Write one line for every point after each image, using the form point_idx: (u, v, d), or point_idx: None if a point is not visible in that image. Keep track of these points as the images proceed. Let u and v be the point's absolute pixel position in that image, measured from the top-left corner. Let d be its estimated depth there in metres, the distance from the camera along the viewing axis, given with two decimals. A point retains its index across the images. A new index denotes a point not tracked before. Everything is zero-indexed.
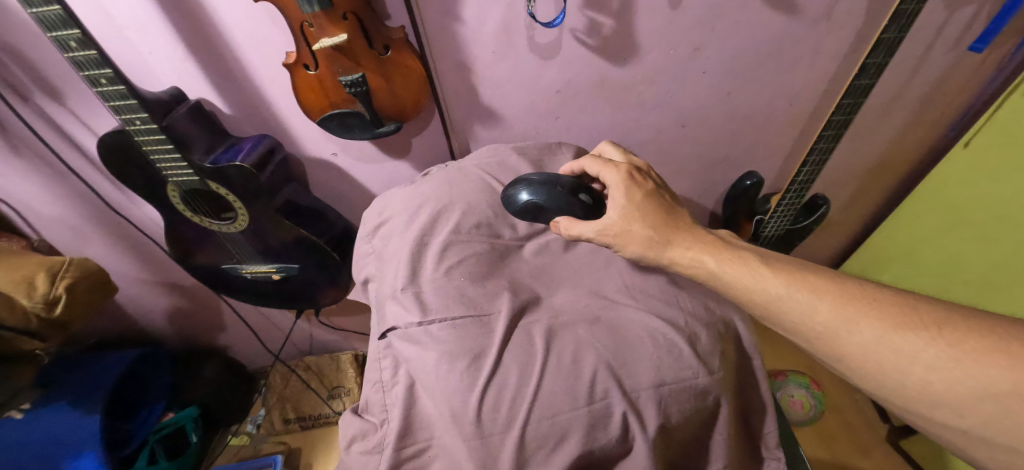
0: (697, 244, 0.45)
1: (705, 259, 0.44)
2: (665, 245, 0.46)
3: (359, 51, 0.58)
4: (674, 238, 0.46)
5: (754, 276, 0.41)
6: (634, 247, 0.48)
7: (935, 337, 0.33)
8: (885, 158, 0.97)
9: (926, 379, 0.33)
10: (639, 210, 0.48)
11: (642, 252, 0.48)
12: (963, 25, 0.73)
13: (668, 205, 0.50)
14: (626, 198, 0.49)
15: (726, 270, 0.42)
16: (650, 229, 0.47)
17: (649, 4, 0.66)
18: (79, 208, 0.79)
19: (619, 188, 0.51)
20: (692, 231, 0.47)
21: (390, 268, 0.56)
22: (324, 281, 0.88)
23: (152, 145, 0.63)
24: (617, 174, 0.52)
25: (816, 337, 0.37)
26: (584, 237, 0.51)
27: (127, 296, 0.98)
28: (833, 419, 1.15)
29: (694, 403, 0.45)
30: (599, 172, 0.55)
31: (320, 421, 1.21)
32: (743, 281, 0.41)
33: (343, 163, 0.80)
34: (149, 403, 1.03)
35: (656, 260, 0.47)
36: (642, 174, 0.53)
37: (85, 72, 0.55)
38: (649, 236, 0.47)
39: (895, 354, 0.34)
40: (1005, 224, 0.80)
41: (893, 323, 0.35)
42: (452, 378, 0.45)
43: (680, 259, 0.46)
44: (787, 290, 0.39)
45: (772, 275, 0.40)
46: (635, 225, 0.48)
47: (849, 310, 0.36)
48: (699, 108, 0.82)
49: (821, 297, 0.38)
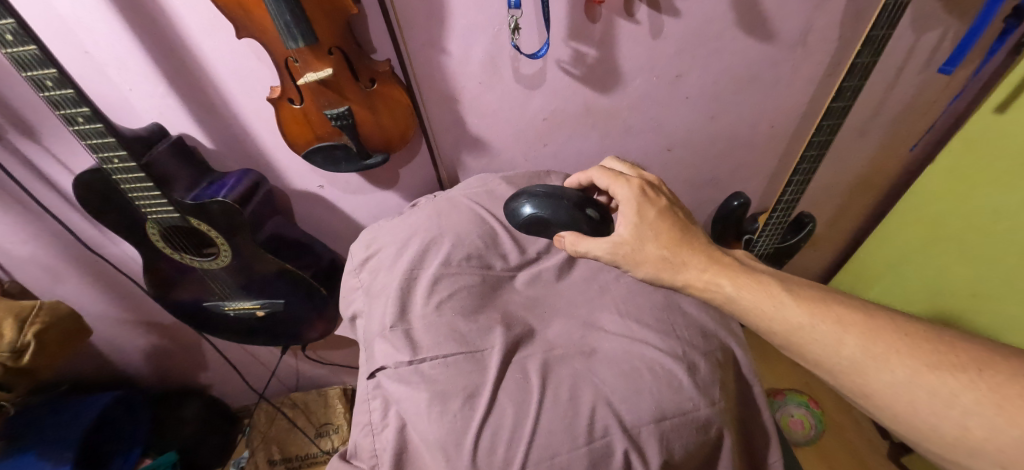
0: (712, 267, 0.44)
1: (723, 283, 0.43)
2: (679, 265, 0.46)
3: (345, 85, 0.58)
4: (688, 259, 0.45)
5: (774, 302, 0.41)
6: (647, 268, 0.47)
7: (975, 381, 0.32)
8: (865, 176, 0.99)
9: (965, 424, 0.32)
10: (652, 229, 0.47)
11: (655, 273, 0.47)
12: (931, 48, 0.76)
13: (683, 224, 0.48)
14: (638, 215, 0.48)
15: (744, 296, 0.42)
16: (664, 248, 0.46)
17: (630, 34, 0.67)
18: (53, 248, 0.76)
19: (631, 204, 0.49)
20: (708, 252, 0.46)
21: (379, 304, 0.54)
22: (311, 315, 0.86)
23: (131, 183, 0.61)
24: (629, 189, 0.51)
25: (842, 371, 0.37)
26: (592, 255, 0.50)
27: (102, 337, 0.94)
28: (834, 439, 1.13)
29: (696, 437, 0.43)
30: (609, 185, 0.53)
31: (307, 461, 1.15)
32: (762, 308, 0.41)
33: (329, 195, 0.79)
34: (123, 451, 0.96)
35: (669, 281, 0.46)
36: (656, 189, 0.52)
37: (61, 111, 0.53)
38: (663, 256, 0.46)
39: (930, 396, 0.33)
40: (985, 240, 0.81)
41: (928, 362, 0.34)
42: (445, 420, 0.43)
43: (695, 281, 0.45)
44: (810, 320, 0.39)
45: (794, 303, 0.40)
46: (649, 244, 0.47)
47: (878, 345, 0.36)
48: (684, 133, 0.83)
49: (849, 330, 0.37)
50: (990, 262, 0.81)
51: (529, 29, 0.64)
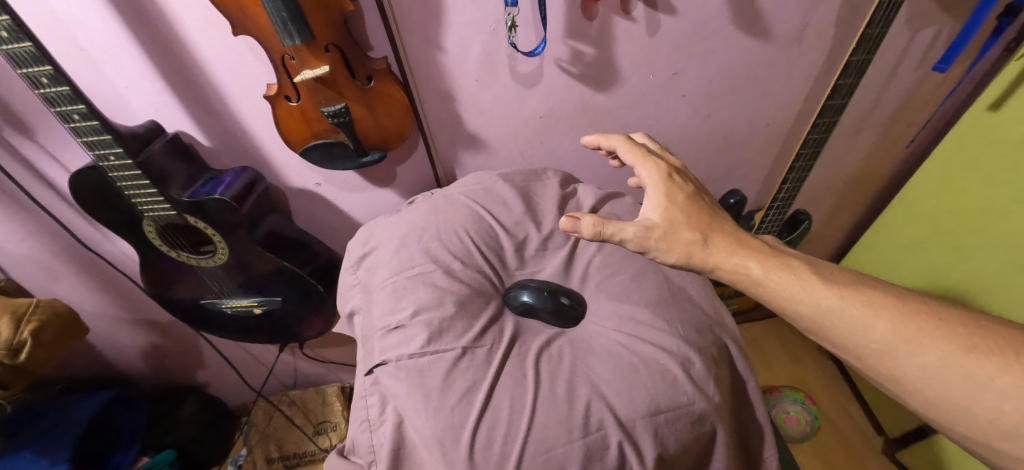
0: (742, 249, 0.43)
1: (751, 266, 0.43)
2: (710, 249, 0.44)
3: (342, 82, 0.58)
4: (717, 242, 0.44)
5: (805, 285, 0.41)
6: (677, 252, 0.44)
7: (1009, 364, 0.35)
8: (861, 173, 1.00)
9: (999, 407, 0.34)
10: (683, 213, 0.45)
11: (686, 259, 0.44)
12: (926, 46, 0.76)
13: (711, 209, 0.47)
14: (669, 199, 0.46)
15: (772, 279, 0.42)
16: (696, 233, 0.44)
17: (627, 31, 0.67)
18: (50, 246, 0.76)
19: (659, 187, 0.47)
20: (737, 236, 0.45)
21: (376, 302, 0.54)
22: (308, 312, 0.86)
23: (128, 180, 0.61)
24: (657, 172, 0.48)
25: (872, 354, 0.39)
26: (622, 238, 0.43)
27: (98, 335, 0.94)
28: (829, 434, 1.15)
29: (691, 431, 0.44)
30: (635, 164, 0.50)
31: (305, 459, 1.15)
32: (791, 291, 0.41)
33: (327, 193, 0.79)
34: (121, 448, 0.97)
35: (698, 267, 0.44)
36: (683, 175, 0.49)
37: (56, 108, 0.53)
38: (695, 240, 0.44)
39: (965, 380, 0.36)
40: (975, 239, 0.82)
41: (962, 346, 0.37)
42: (442, 414, 0.44)
43: (724, 264, 0.43)
44: (840, 303, 0.40)
45: (824, 286, 0.41)
46: (681, 228, 0.44)
47: (910, 329, 0.38)
48: (681, 131, 0.84)
49: (880, 314, 0.39)
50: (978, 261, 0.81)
51: (525, 26, 0.64)
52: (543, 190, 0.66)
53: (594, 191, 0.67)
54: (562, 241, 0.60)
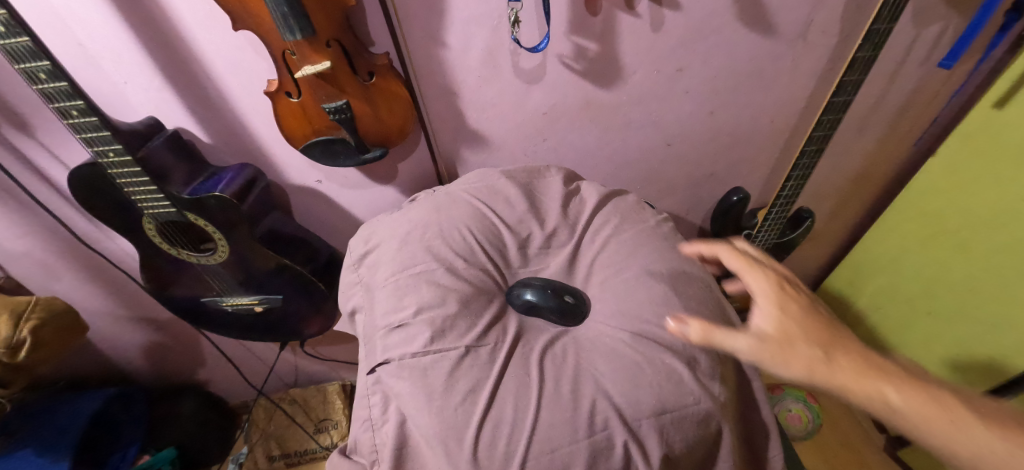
0: (863, 366, 0.39)
1: (887, 391, 0.38)
2: (836, 367, 0.39)
3: (343, 78, 0.58)
4: (840, 357, 0.40)
5: (961, 428, 0.37)
6: (798, 366, 0.39)
7: None
8: (865, 171, 0.99)
9: None
10: (800, 327, 0.42)
11: (809, 375, 0.39)
12: (931, 42, 0.75)
13: (829, 322, 0.43)
14: (783, 310, 0.43)
15: (904, 403, 0.38)
16: (819, 349, 0.40)
17: (631, 27, 0.66)
18: (49, 243, 0.75)
19: (772, 298, 0.44)
20: (858, 352, 0.41)
21: (378, 300, 0.54)
22: (310, 310, 0.85)
23: (127, 178, 0.61)
24: (767, 282, 0.45)
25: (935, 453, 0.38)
26: (733, 349, 0.40)
27: (99, 333, 0.93)
28: (830, 432, 1.16)
29: (697, 431, 0.44)
30: (738, 270, 0.48)
31: (306, 457, 1.15)
32: (867, 390, 0.38)
33: (328, 190, 0.79)
34: (122, 447, 0.97)
35: (818, 386, 0.39)
36: (792, 284, 0.46)
37: (55, 104, 0.52)
38: (817, 357, 0.40)
39: None
40: (980, 239, 0.82)
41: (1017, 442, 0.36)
42: (446, 413, 0.43)
43: (854, 387, 0.39)
44: (905, 402, 0.38)
45: (984, 427, 0.37)
46: (799, 342, 0.40)
47: (963, 421, 0.38)
48: (684, 128, 0.83)
49: (949, 412, 0.38)
50: (987, 262, 0.82)
51: (528, 22, 0.63)
52: (546, 187, 0.66)
53: (597, 188, 0.66)
54: (565, 239, 0.60)
